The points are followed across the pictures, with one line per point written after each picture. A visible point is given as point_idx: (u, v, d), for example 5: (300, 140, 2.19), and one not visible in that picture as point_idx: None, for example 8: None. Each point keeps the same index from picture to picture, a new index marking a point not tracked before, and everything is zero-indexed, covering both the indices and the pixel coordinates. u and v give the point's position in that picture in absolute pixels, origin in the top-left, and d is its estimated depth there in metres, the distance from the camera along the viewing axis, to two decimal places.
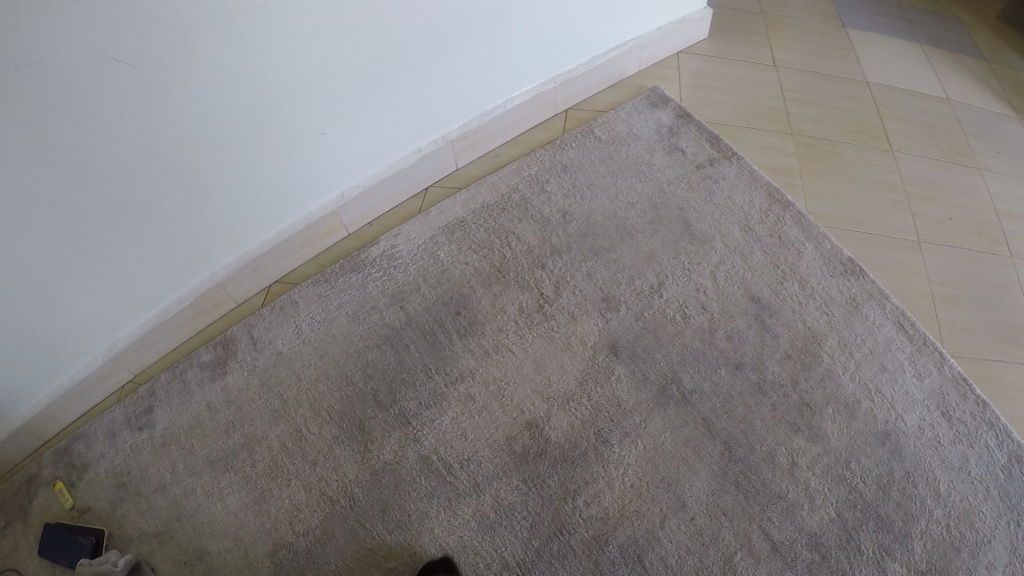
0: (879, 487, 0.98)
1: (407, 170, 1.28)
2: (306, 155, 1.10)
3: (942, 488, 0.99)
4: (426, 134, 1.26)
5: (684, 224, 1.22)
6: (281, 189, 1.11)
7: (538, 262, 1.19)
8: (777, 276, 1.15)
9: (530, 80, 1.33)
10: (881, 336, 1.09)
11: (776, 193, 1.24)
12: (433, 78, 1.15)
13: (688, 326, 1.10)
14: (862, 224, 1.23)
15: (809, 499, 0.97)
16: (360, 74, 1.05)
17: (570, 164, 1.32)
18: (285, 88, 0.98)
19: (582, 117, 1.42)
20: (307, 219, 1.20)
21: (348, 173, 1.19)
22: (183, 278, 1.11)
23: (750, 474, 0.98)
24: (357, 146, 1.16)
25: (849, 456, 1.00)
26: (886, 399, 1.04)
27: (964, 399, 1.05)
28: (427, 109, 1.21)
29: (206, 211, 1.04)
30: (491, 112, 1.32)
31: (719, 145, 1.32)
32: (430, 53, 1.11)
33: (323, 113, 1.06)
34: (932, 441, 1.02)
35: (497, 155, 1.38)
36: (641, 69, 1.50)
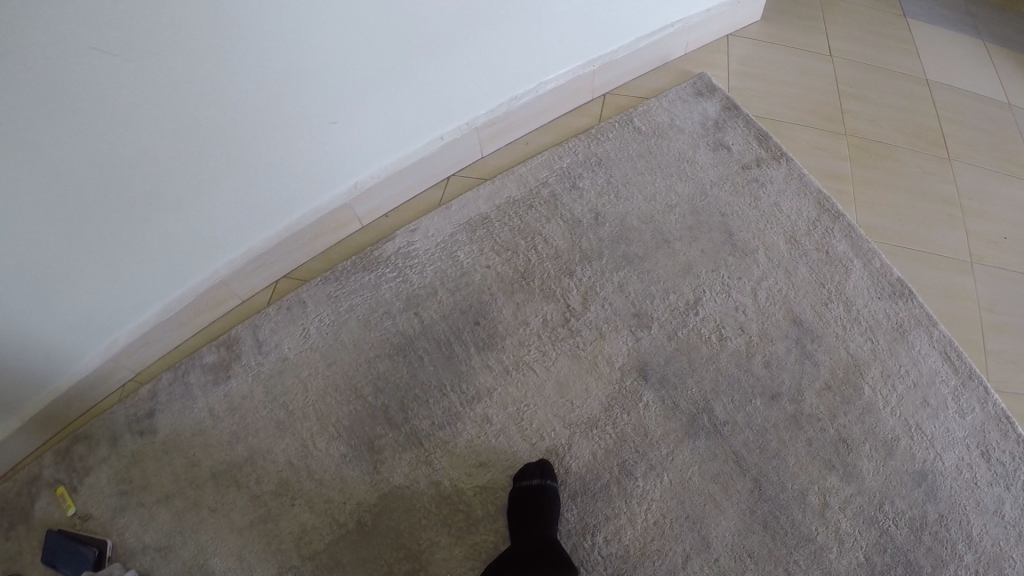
0: (911, 531, 0.92)
1: (424, 161, 1.19)
2: (315, 146, 1.02)
3: (974, 531, 0.92)
4: (448, 121, 1.16)
5: (725, 232, 1.12)
6: (288, 182, 1.04)
7: (566, 269, 1.10)
8: (821, 296, 1.05)
9: (566, 64, 1.21)
10: (925, 368, 1.00)
11: (825, 202, 1.14)
12: (454, 62, 1.05)
13: (724, 349, 1.02)
14: (913, 239, 1.11)
15: (838, 542, 0.91)
16: (375, 58, 0.95)
17: (604, 158, 1.22)
18: (291, 77, 0.89)
19: (621, 104, 1.31)
20: (317, 213, 1.13)
21: (360, 165, 1.11)
22: (184, 274, 1.06)
23: (780, 514, 0.93)
24: (370, 136, 1.07)
25: (883, 497, 0.94)
26: (926, 436, 0.97)
27: (1005, 439, 0.97)
28: (447, 96, 1.11)
29: (209, 207, 0.98)
30: (522, 97, 1.21)
31: (766, 142, 1.20)
32: (451, 34, 1.00)
33: (333, 101, 0.97)
34: (970, 482, 0.94)
35: (526, 144, 1.28)
36: (686, 53, 1.36)
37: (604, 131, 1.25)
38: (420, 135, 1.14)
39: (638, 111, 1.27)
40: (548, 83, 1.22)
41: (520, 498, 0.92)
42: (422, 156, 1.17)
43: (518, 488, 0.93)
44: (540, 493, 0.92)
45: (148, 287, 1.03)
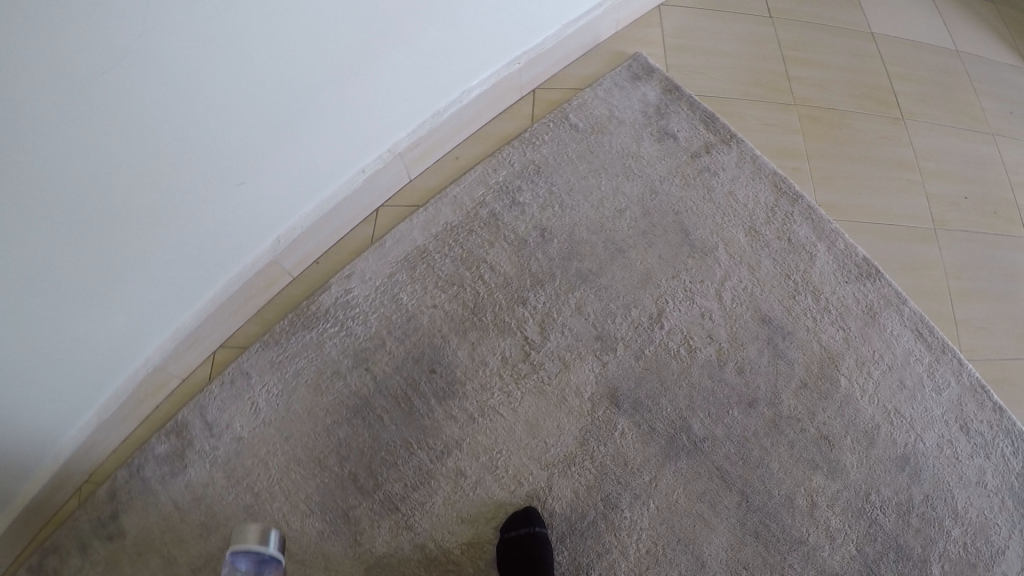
0: (899, 515, 0.91)
1: (349, 199, 1.08)
2: (235, 205, 0.91)
3: (960, 505, 0.91)
4: (367, 153, 1.05)
5: (681, 232, 1.07)
6: (212, 247, 0.94)
7: (518, 297, 1.03)
8: (788, 289, 1.02)
9: (488, 65, 1.10)
10: (900, 349, 0.98)
11: (782, 184, 1.09)
12: (379, 84, 0.96)
13: (694, 362, 0.98)
14: (876, 212, 1.08)
15: (829, 540, 0.90)
16: (290, 98, 0.85)
17: (543, 166, 1.13)
18: (200, 136, 0.78)
19: (552, 99, 1.20)
20: (242, 275, 1.03)
21: (288, 212, 1.02)
22: (120, 364, 0.96)
23: (770, 522, 0.90)
24: (295, 180, 0.97)
25: (869, 487, 0.92)
26: (906, 419, 0.95)
27: (982, 408, 0.97)
28: (375, 121, 1.01)
29: (134, 291, 0.88)
30: (444, 110, 1.10)
31: (714, 125, 1.14)
32: (373, 54, 0.90)
33: (248, 154, 0.87)
34: (952, 458, 0.94)
35: (455, 159, 1.17)
36: (618, 30, 1.26)
37: (539, 133, 1.15)
38: (342, 172, 1.04)
39: (571, 105, 1.17)
40: (472, 89, 1.12)
41: (510, 551, 0.87)
42: (346, 195, 1.07)
43: (506, 539, 0.88)
44: (530, 542, 0.88)
45: (86, 387, 0.93)
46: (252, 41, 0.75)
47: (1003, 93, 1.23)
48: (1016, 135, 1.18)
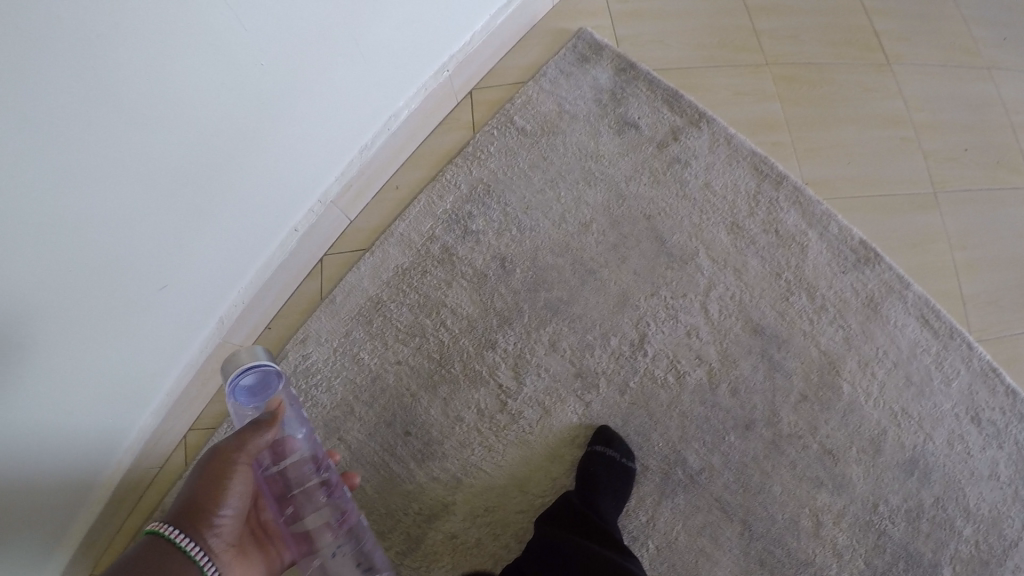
0: (909, 523, 0.88)
1: (288, 260, 0.98)
2: (185, 262, 0.80)
3: (972, 504, 0.89)
4: (297, 206, 0.93)
5: (657, 240, 0.97)
6: (174, 313, 0.83)
7: (487, 341, 0.94)
8: (780, 291, 0.95)
9: (413, 81, 0.98)
10: (905, 342, 0.95)
11: (763, 164, 1.01)
12: (331, 97, 0.85)
13: (684, 389, 0.92)
14: (868, 182, 1.04)
15: (837, 557, 0.86)
16: (241, 125, 0.75)
17: (493, 183, 1.01)
18: (150, 167, 0.67)
19: (494, 100, 1.07)
20: (196, 359, 0.92)
21: (238, 269, 0.90)
22: (87, 484, 0.83)
23: (775, 548, 0.86)
24: (245, 225, 0.86)
25: (876, 498, 0.89)
26: (914, 419, 0.92)
27: (994, 395, 0.94)
28: (321, 146, 0.90)
29: (95, 372, 0.75)
30: (371, 143, 0.98)
31: (679, 104, 1.03)
32: (328, 67, 0.81)
33: (195, 194, 0.75)
34: (963, 454, 0.91)
35: (396, 189, 1.05)
36: (556, 4, 1.13)
37: (485, 143, 1.03)
38: (282, 222, 0.92)
39: (515, 104, 1.05)
40: (399, 113, 1.00)
41: None
42: (283, 255, 0.96)
43: None
44: None
45: (50, 516, 0.79)
46: (225, 63, 0.68)
47: (990, 21, 1.17)
48: (1010, 66, 1.13)
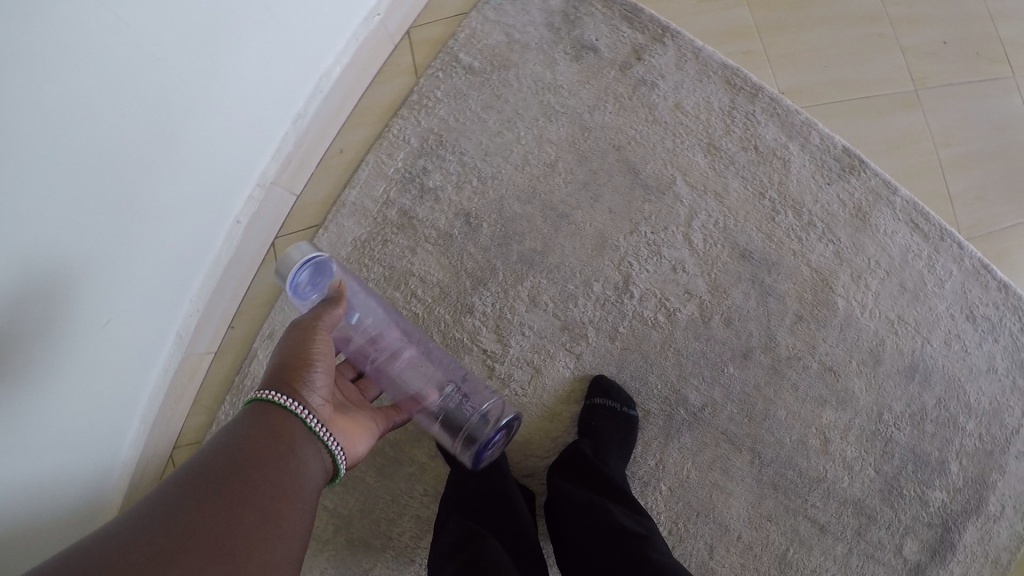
0: (915, 427, 0.97)
1: (239, 254, 0.91)
2: (133, 276, 0.73)
3: (972, 400, 0.99)
4: (236, 197, 0.86)
5: (629, 172, 0.89)
6: (145, 316, 0.79)
7: (464, 306, 0.88)
8: (765, 211, 0.91)
9: (342, 31, 0.87)
10: (896, 250, 0.96)
11: (735, 77, 0.94)
12: (253, 71, 0.76)
13: (676, 326, 0.88)
14: (848, 84, 0.99)
15: (847, 471, 0.95)
16: (161, 118, 0.67)
17: (446, 133, 0.91)
18: (122, 146, 0.64)
19: (434, 38, 0.95)
20: (164, 370, 0.87)
21: (190, 271, 0.84)
22: (85, 519, 0.79)
23: (787, 470, 0.92)
24: (185, 226, 0.79)
25: (879, 408, 0.95)
26: (910, 325, 0.96)
27: (987, 290, 1.00)
28: (250, 129, 0.82)
29: (66, 412, 0.69)
30: (304, 112, 0.89)
31: (639, 20, 0.94)
32: (245, 37, 0.72)
33: (127, 202, 0.68)
34: (960, 352, 0.99)
35: (341, 153, 0.94)
36: None
37: (430, 88, 0.92)
38: (224, 216, 0.86)
39: (458, 41, 0.94)
40: (331, 72, 0.90)
41: None
42: (234, 250, 0.90)
43: None
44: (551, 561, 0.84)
45: None
46: (190, 41, 0.65)
47: None
48: None
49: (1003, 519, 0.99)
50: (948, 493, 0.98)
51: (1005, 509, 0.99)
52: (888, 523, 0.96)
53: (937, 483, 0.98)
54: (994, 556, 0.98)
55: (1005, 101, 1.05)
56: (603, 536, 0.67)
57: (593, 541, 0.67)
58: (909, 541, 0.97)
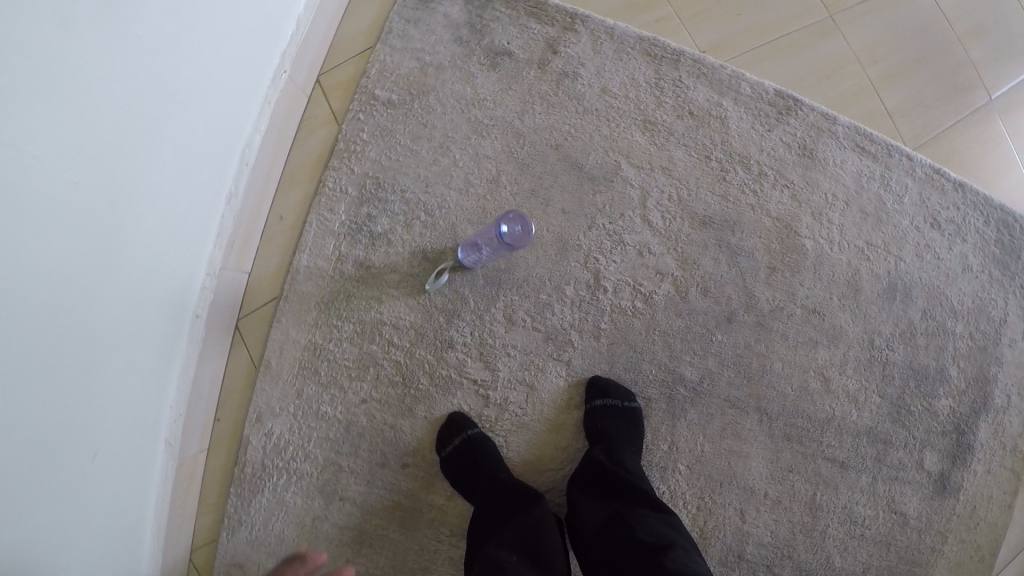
0: (909, 344, 0.98)
1: (206, 345, 0.88)
2: (107, 397, 0.70)
3: (956, 303, 1.01)
4: (188, 290, 0.83)
5: (573, 168, 0.88)
6: (130, 429, 0.76)
7: (443, 342, 0.86)
8: (715, 174, 0.91)
9: (252, 97, 0.84)
10: (850, 178, 0.96)
11: (654, 48, 0.92)
12: (181, 155, 0.74)
13: (656, 309, 0.87)
14: (766, 27, 0.98)
15: (854, 405, 0.96)
16: (103, 238, 0.63)
17: (381, 173, 0.89)
18: (81, 266, 0.61)
19: (346, 79, 0.93)
20: (164, 479, 0.85)
21: (163, 374, 0.82)
22: None
23: (796, 419, 0.93)
24: (142, 336, 0.75)
25: (871, 335, 0.96)
26: (880, 248, 0.97)
27: (945, 194, 1.01)
28: (183, 219, 0.78)
29: (74, 557, 0.66)
30: (235, 188, 0.87)
31: (545, 12, 0.92)
32: (160, 130, 0.68)
33: (88, 327, 0.64)
34: (933, 260, 1.00)
35: (283, 218, 0.92)
36: None
37: (354, 133, 0.89)
38: (181, 311, 0.82)
39: (371, 77, 0.91)
40: (252, 141, 0.87)
41: None
42: (200, 342, 0.87)
43: None
44: None
45: None
46: (123, 143, 0.63)
47: None
48: None
49: (1010, 408, 1.02)
50: (954, 399, 1.01)
51: (1012, 398, 1.02)
52: (904, 442, 0.99)
53: (942, 392, 1.00)
54: (1011, 443, 1.02)
55: (916, 5, 1.06)
56: (625, 552, 0.67)
57: (617, 558, 0.68)
58: (930, 453, 1.00)
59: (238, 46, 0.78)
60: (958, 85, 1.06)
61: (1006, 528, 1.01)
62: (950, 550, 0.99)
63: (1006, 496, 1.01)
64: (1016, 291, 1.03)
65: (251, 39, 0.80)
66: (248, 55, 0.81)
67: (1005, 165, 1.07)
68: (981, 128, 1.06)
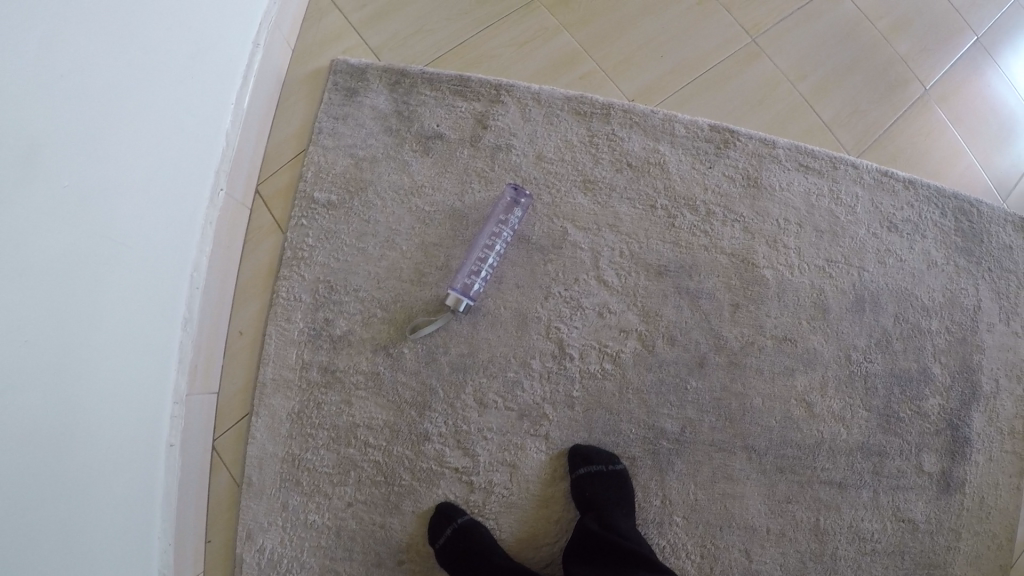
0: (887, 352, 0.98)
1: (185, 473, 0.88)
2: (92, 532, 0.69)
3: (927, 301, 1.00)
4: (158, 419, 0.82)
5: (520, 241, 0.88)
6: (118, 566, 0.74)
7: (419, 435, 0.86)
8: (663, 221, 0.91)
9: (194, 221, 0.84)
10: (799, 199, 0.96)
11: (583, 105, 0.93)
12: (136, 279, 0.74)
13: (626, 367, 0.87)
14: (688, 65, 1.00)
15: (842, 424, 0.95)
16: (67, 371, 0.64)
17: (331, 275, 0.88)
18: (48, 399, 0.61)
19: (283, 187, 0.95)
20: None
21: (145, 507, 0.80)
22: None
23: (786, 448, 0.92)
24: (120, 472, 0.75)
25: (847, 351, 0.96)
26: (841, 263, 0.97)
27: (895, 196, 1.01)
28: (142, 349, 0.78)
29: None
30: (189, 314, 0.86)
31: (470, 88, 0.92)
32: (108, 262, 0.68)
33: (65, 462, 0.64)
34: (897, 264, 0.99)
35: (242, 333, 0.94)
36: (289, 49, 0.98)
37: (298, 239, 0.89)
38: (154, 441, 0.82)
39: (308, 181, 0.91)
40: (199, 264, 0.86)
41: None
42: (179, 472, 0.86)
43: None
44: None
45: None
46: (78, 273, 0.64)
47: None
48: None
49: (1001, 392, 1.01)
50: (942, 396, 0.99)
51: (1000, 382, 1.01)
52: (900, 449, 0.97)
53: (929, 392, 0.99)
54: (1007, 427, 1.01)
55: (833, 13, 1.08)
56: None
57: None
58: (928, 454, 0.98)
59: (179, 164, 0.79)
60: (889, 83, 1.08)
61: (1016, 513, 1.00)
62: (965, 545, 0.98)
63: (1013, 481, 1.00)
64: (985, 276, 1.03)
65: (190, 157, 0.81)
66: (190, 171, 0.82)
67: (952, 153, 1.08)
68: (919, 121, 1.08)
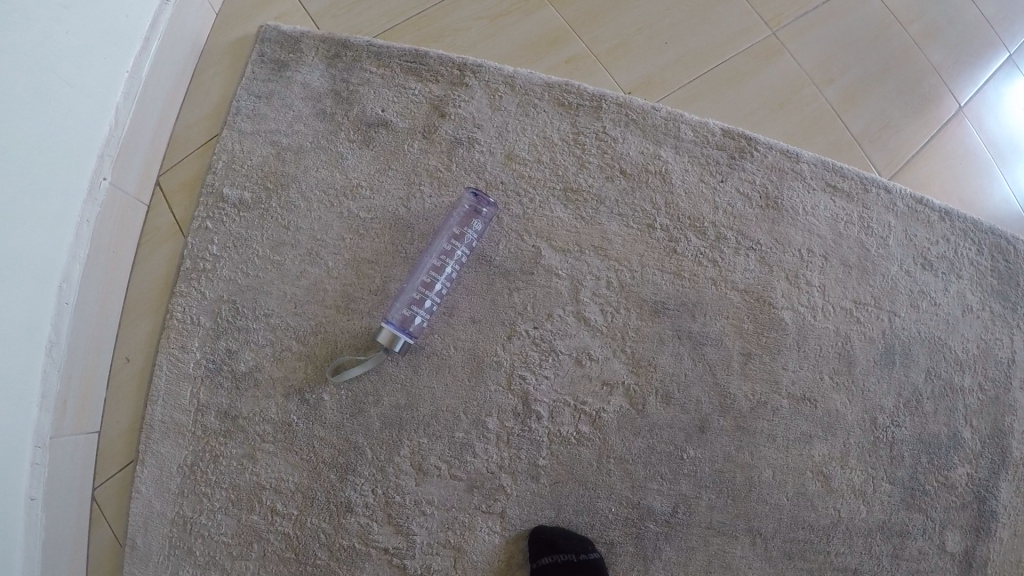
0: (914, 413, 0.80)
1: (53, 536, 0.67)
2: None
3: (962, 353, 0.82)
4: (15, 475, 0.62)
5: (479, 263, 0.71)
6: None
7: (340, 505, 0.68)
8: (663, 247, 0.74)
9: (66, 217, 0.64)
10: (824, 225, 0.79)
11: (567, 95, 0.75)
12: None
13: (607, 430, 0.70)
14: (698, 57, 0.83)
15: (863, 499, 0.77)
16: None
17: (237, 296, 0.70)
18: None
19: (189, 179, 0.76)
20: None
21: None
22: None
23: (795, 531, 0.74)
24: None
25: (872, 411, 0.78)
26: (870, 306, 0.79)
27: (930, 226, 0.83)
28: None
29: None
30: (57, 336, 0.66)
31: (427, 67, 0.75)
32: None
33: None
34: (932, 308, 0.81)
35: (130, 361, 0.73)
36: (213, 13, 0.79)
37: (200, 247, 0.71)
38: (12, 495, 0.62)
39: (217, 174, 0.73)
40: (71, 275, 0.66)
41: None
42: (43, 537, 0.66)
43: None
44: None
45: None
46: None
47: None
48: None
49: None
50: (975, 467, 0.81)
51: None
52: (925, 530, 0.79)
53: (958, 461, 0.81)
54: None
55: (871, 7, 0.91)
56: None
57: None
58: (951, 533, 0.79)
59: (59, 131, 0.60)
60: (930, 96, 0.91)
61: None
62: None
63: None
64: None
65: (74, 125, 0.62)
66: (72, 145, 0.63)
67: (990, 179, 0.92)
68: (958, 142, 0.91)
